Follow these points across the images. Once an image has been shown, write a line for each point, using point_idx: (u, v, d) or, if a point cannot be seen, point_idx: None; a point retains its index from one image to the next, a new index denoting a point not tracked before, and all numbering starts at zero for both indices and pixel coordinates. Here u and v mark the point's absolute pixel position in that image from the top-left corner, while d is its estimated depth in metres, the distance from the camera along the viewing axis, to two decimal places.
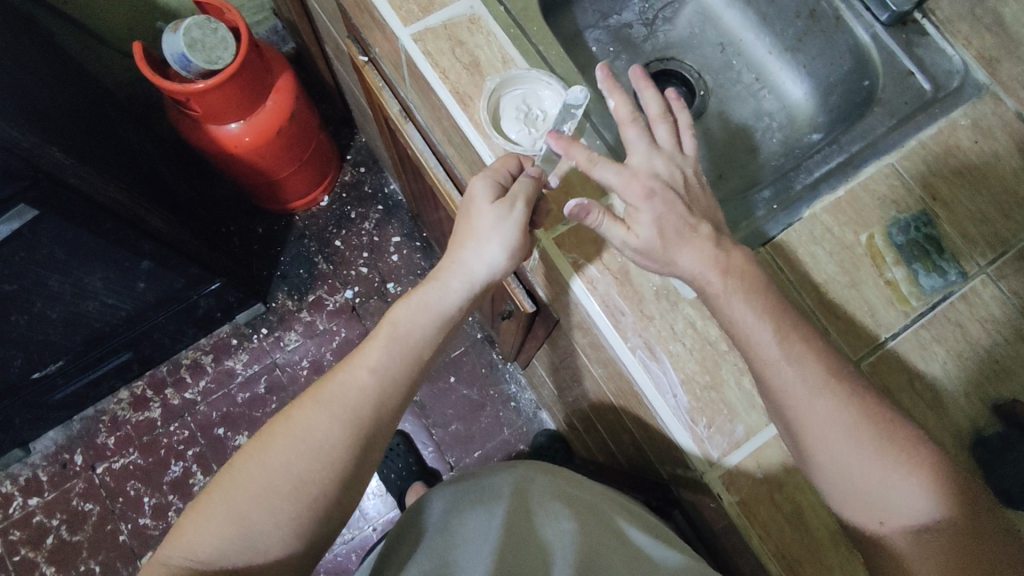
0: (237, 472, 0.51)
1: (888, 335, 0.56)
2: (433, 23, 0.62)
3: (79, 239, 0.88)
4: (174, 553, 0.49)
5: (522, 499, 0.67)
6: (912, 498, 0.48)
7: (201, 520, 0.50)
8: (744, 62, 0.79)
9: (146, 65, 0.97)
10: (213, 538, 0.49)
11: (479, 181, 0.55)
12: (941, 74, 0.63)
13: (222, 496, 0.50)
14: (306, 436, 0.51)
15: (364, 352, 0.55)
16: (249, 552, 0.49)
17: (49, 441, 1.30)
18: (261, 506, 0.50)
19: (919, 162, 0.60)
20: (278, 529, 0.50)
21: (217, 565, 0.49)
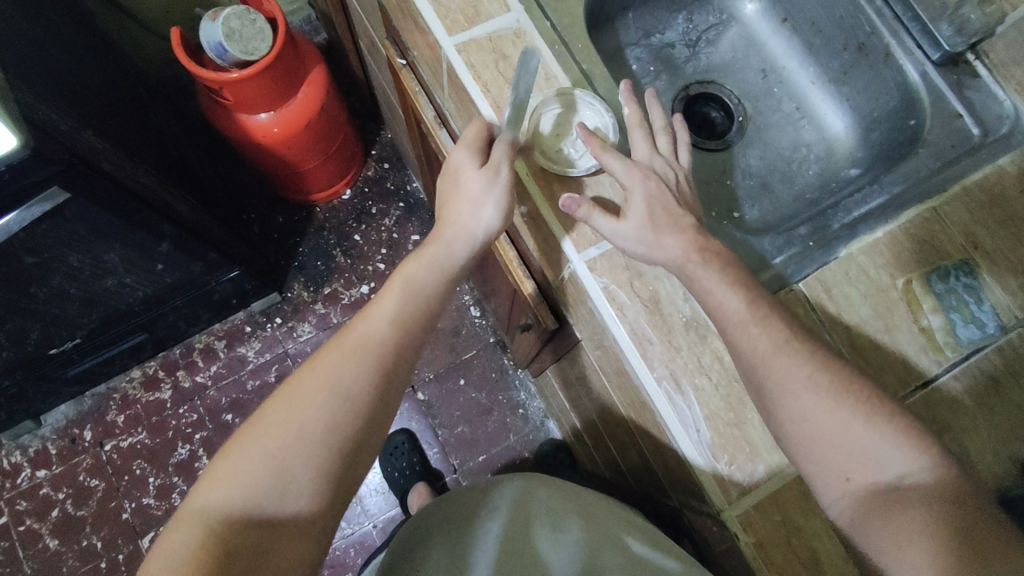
0: (266, 421, 0.50)
1: (937, 372, 0.55)
2: (478, 34, 0.61)
3: (104, 221, 0.88)
4: (210, 503, 0.48)
5: (521, 512, 0.67)
6: (879, 457, 0.47)
7: (232, 467, 0.49)
8: (785, 90, 0.78)
9: (182, 51, 0.98)
10: (247, 485, 0.48)
11: (461, 154, 0.57)
12: (991, 118, 0.61)
13: (253, 443, 0.49)
14: (336, 382, 0.51)
15: (382, 301, 0.56)
16: (283, 499, 0.49)
17: (60, 415, 1.31)
18: (295, 451, 0.49)
19: (962, 209, 0.59)
20: (312, 478, 0.49)
21: (255, 511, 0.48)
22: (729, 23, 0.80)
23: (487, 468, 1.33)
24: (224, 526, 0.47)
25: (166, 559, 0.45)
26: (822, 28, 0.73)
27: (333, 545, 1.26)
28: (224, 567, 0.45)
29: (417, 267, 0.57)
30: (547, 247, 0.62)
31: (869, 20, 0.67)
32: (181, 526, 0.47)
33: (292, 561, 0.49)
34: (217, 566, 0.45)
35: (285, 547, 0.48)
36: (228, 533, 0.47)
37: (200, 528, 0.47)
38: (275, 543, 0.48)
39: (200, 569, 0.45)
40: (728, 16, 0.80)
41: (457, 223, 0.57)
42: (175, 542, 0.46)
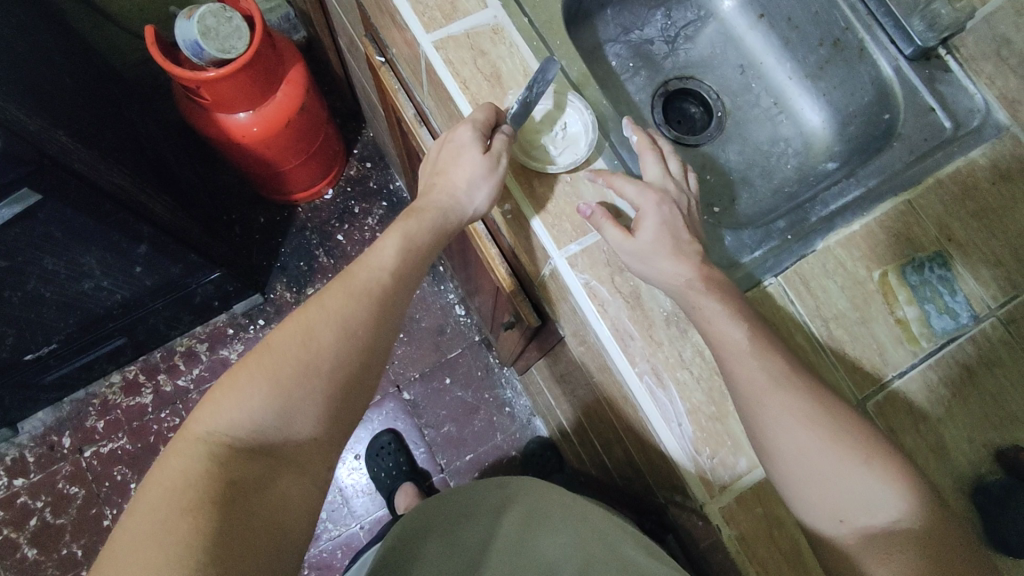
0: (273, 349, 0.48)
1: (894, 374, 0.56)
2: (455, 31, 0.61)
3: (77, 222, 0.87)
4: (211, 426, 0.45)
5: (521, 512, 0.68)
6: (873, 499, 0.46)
7: (236, 391, 0.46)
8: (763, 85, 0.78)
9: (157, 50, 0.96)
10: (251, 413, 0.46)
11: (464, 132, 0.56)
12: (962, 112, 0.63)
13: (256, 370, 0.47)
14: (342, 315, 0.50)
15: (382, 248, 0.55)
16: (286, 432, 0.47)
17: (37, 422, 1.29)
18: (302, 383, 0.47)
19: (935, 201, 0.60)
20: (315, 411, 0.48)
21: (257, 438, 0.46)
22: (707, 19, 0.80)
23: (474, 467, 1.33)
24: (229, 453, 0.44)
25: (166, 484, 0.42)
26: (798, 24, 0.73)
27: (320, 548, 1.25)
28: (232, 495, 0.42)
29: (416, 231, 0.57)
30: (529, 245, 0.62)
31: (843, 16, 0.67)
32: (179, 453, 0.43)
33: (297, 497, 0.46)
34: (225, 494, 0.42)
35: (288, 481, 0.46)
36: (234, 462, 0.44)
37: (204, 453, 0.43)
38: (279, 477, 0.46)
39: (208, 493, 0.42)
40: (706, 12, 0.80)
41: (452, 200, 0.58)
42: (174, 467, 0.43)
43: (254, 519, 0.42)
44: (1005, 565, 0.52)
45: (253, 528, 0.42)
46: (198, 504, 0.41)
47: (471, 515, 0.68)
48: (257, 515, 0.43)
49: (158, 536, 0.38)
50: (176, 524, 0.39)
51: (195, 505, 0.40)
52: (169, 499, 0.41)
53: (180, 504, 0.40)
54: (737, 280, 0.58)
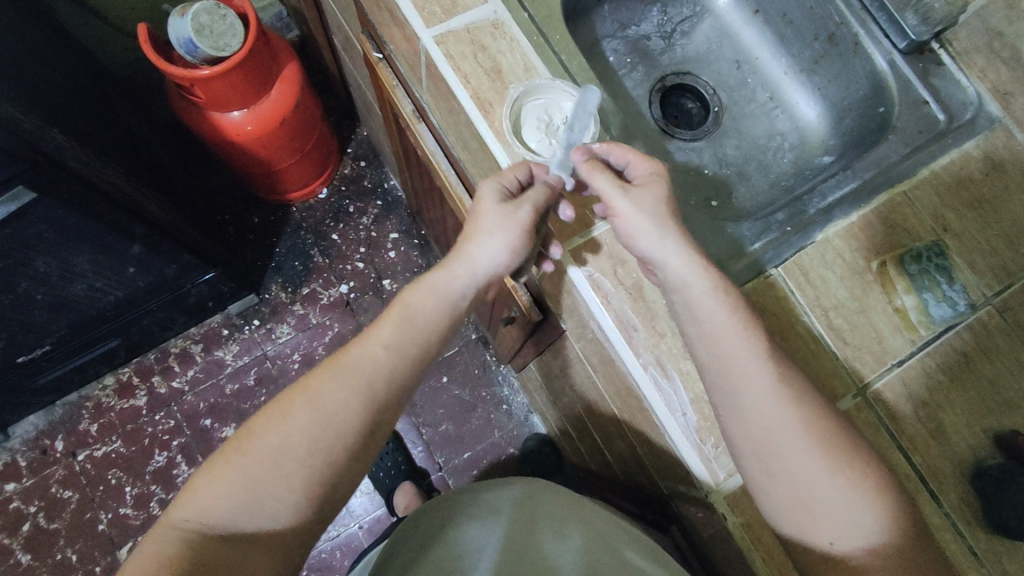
0: (254, 437, 0.49)
1: (894, 361, 0.57)
2: (455, 26, 0.61)
3: (70, 221, 0.86)
4: (187, 514, 0.47)
5: (524, 512, 0.68)
6: (845, 509, 0.48)
7: (210, 483, 0.48)
8: (759, 80, 0.79)
9: (150, 47, 0.95)
10: (223, 506, 0.47)
11: (488, 184, 0.55)
12: (955, 104, 0.63)
13: (233, 460, 0.49)
14: (322, 401, 0.50)
15: (381, 324, 0.54)
16: (258, 523, 0.48)
17: (29, 426, 1.27)
18: (275, 471, 0.48)
19: (931, 192, 0.60)
20: (289, 502, 0.49)
21: (230, 527, 0.47)
22: (703, 15, 0.81)
23: (472, 466, 1.33)
24: (196, 544, 0.46)
25: (136, 572, 0.44)
26: (793, 19, 0.74)
27: (319, 548, 1.24)
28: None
29: (427, 296, 0.54)
30: None
31: (838, 11, 0.68)
32: (155, 540, 0.46)
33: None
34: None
35: (254, 574, 0.47)
36: (200, 554, 0.46)
37: (174, 541, 0.46)
38: (243, 572, 0.46)
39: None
40: (702, 8, 0.80)
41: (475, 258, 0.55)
42: (147, 554, 0.45)
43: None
44: (1004, 547, 0.53)
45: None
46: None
47: (474, 513, 0.68)
48: None
49: None
50: None
51: None
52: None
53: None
54: (739, 271, 0.59)
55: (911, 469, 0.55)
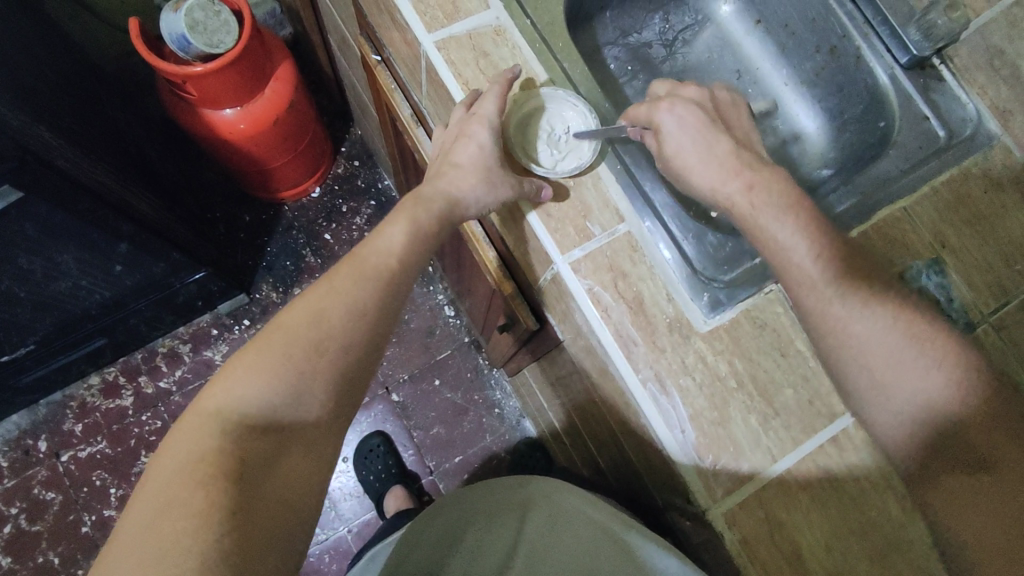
0: (288, 330, 0.49)
1: None
2: (457, 32, 0.60)
3: (56, 219, 0.84)
4: (225, 403, 0.47)
5: (541, 516, 0.69)
6: (926, 383, 0.50)
7: (246, 375, 0.48)
8: (759, 90, 0.79)
9: (141, 43, 0.93)
10: (261, 393, 0.48)
11: (482, 132, 0.56)
12: (955, 121, 0.63)
13: (265, 353, 0.49)
14: (349, 300, 0.51)
15: (389, 235, 0.55)
16: (293, 411, 0.49)
17: (11, 425, 1.25)
18: (312, 364, 0.49)
19: (931, 208, 0.60)
20: (321, 394, 0.50)
21: (266, 417, 0.48)
22: (704, 24, 0.80)
23: (464, 469, 1.32)
24: (242, 430, 0.46)
25: (181, 459, 0.44)
26: (795, 30, 0.74)
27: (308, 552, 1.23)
28: (243, 476, 0.45)
29: (424, 217, 0.56)
30: (529, 249, 0.62)
31: (840, 24, 0.68)
32: (194, 427, 0.46)
33: (297, 470, 0.49)
34: (236, 474, 0.44)
35: (290, 459, 0.49)
36: (244, 443, 0.46)
37: (218, 430, 0.46)
38: (284, 453, 0.48)
39: (221, 471, 0.44)
40: (703, 17, 0.80)
41: (459, 192, 0.56)
42: (190, 441, 0.45)
43: (264, 493, 0.45)
44: None
45: (262, 502, 0.45)
46: (212, 480, 0.43)
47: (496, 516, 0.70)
48: (263, 492, 0.45)
49: (170, 512, 0.41)
50: (189, 500, 0.42)
51: (206, 473, 0.43)
52: (184, 477, 0.43)
53: (195, 482, 0.42)
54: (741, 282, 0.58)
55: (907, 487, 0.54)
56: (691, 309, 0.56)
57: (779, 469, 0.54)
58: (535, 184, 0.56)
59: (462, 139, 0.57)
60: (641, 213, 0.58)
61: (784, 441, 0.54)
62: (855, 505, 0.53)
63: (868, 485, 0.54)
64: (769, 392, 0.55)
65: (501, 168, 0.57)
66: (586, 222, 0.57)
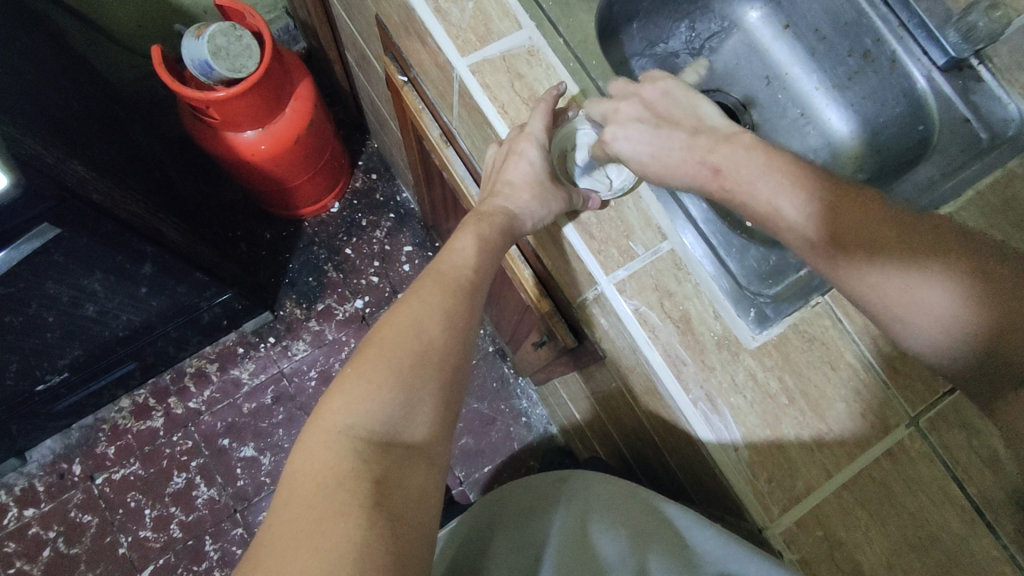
0: (387, 341, 0.47)
1: (946, 390, 0.55)
2: (491, 54, 0.60)
3: (89, 251, 0.84)
4: (344, 422, 0.43)
5: (581, 508, 0.63)
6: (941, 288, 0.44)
7: (362, 387, 0.44)
8: (789, 96, 0.78)
9: (165, 71, 0.94)
10: (380, 407, 0.44)
11: (531, 149, 0.57)
12: (996, 123, 0.61)
13: (375, 363, 0.46)
14: (444, 308, 0.50)
15: (460, 247, 0.55)
16: (410, 425, 0.45)
17: (45, 450, 1.26)
18: (418, 371, 0.46)
19: (975, 214, 0.60)
20: (433, 404, 0.47)
21: (389, 434, 0.44)
22: (731, 30, 0.80)
23: (493, 480, 1.31)
24: (370, 448, 0.43)
25: (312, 483, 0.40)
26: (826, 35, 0.73)
27: None
28: (380, 494, 0.41)
29: (490, 230, 0.57)
30: (569, 268, 0.62)
31: (875, 27, 0.67)
32: (317, 449, 0.42)
33: (426, 488, 0.44)
34: (373, 495, 0.40)
35: (417, 475, 0.44)
36: (375, 458, 0.42)
37: (347, 449, 0.42)
38: (410, 470, 0.44)
39: (357, 493, 0.40)
40: (729, 23, 0.80)
41: (514, 207, 0.57)
42: (319, 462, 0.41)
43: (403, 511, 0.41)
44: None
45: (404, 522, 0.41)
46: (349, 505, 0.39)
47: (535, 512, 0.64)
48: (405, 508, 0.41)
49: (313, 542, 0.37)
50: (334, 526, 0.38)
51: (347, 495, 0.39)
52: (321, 501, 0.39)
53: (334, 506, 0.39)
54: (786, 293, 0.57)
55: (967, 500, 0.53)
56: (739, 326, 0.56)
57: (836, 485, 0.53)
58: (582, 195, 0.57)
59: (512, 157, 0.58)
60: (682, 228, 0.58)
61: (840, 456, 0.53)
62: (915, 521, 0.52)
63: (927, 501, 0.53)
64: (821, 407, 0.54)
65: (551, 182, 0.58)
66: (628, 241, 0.57)
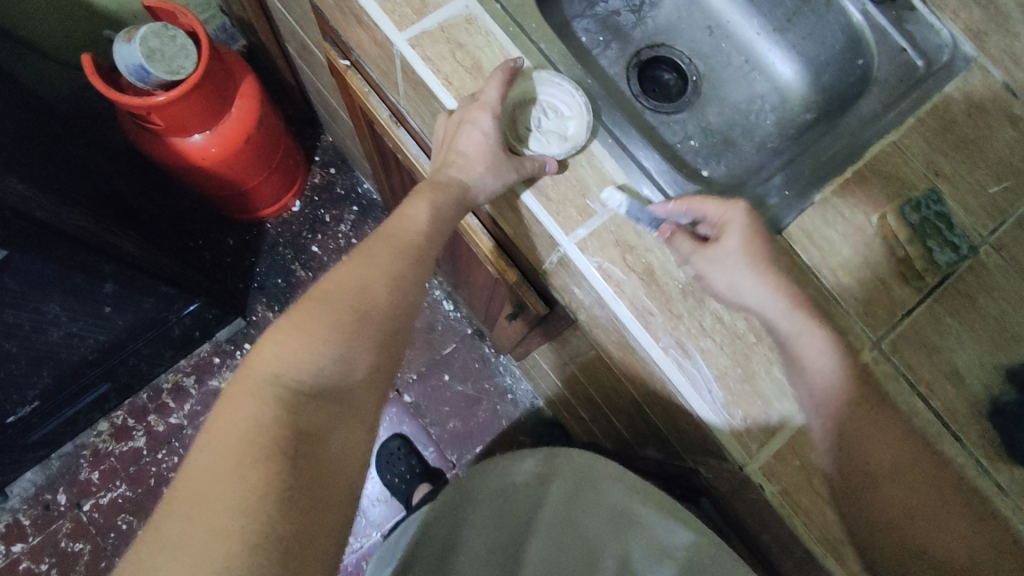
0: (329, 301, 0.49)
1: (903, 312, 0.57)
2: (429, 26, 0.60)
3: (40, 270, 0.82)
4: (275, 369, 0.45)
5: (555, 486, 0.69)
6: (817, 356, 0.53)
7: (297, 339, 0.47)
8: (732, 44, 0.79)
9: (97, 78, 0.90)
10: (317, 359, 0.46)
11: (484, 119, 0.56)
12: (931, 48, 0.63)
13: (317, 318, 0.48)
14: (390, 270, 0.52)
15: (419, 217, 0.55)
16: (342, 381, 0.48)
17: (26, 483, 1.23)
18: (360, 334, 0.49)
19: (919, 139, 0.61)
20: (368, 363, 0.50)
21: (316, 387, 0.46)
22: None
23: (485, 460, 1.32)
24: (296, 398, 0.45)
25: (237, 430, 0.42)
26: None
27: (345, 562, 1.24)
28: (301, 445, 0.44)
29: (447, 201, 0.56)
30: (530, 235, 0.62)
31: None
32: (246, 394, 0.44)
33: (352, 444, 0.48)
34: (297, 444, 0.43)
35: (343, 429, 0.47)
36: (300, 409, 0.45)
37: (272, 398, 0.44)
38: (336, 423, 0.47)
39: (282, 441, 0.43)
40: None
41: (469, 179, 0.56)
42: (242, 408, 0.43)
43: (321, 463, 0.44)
44: None
45: (323, 471, 0.44)
46: (272, 453, 0.42)
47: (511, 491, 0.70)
48: (323, 460, 0.45)
49: (232, 481, 0.40)
50: (254, 468, 0.40)
51: (268, 442, 0.42)
52: (241, 445, 0.41)
53: (257, 450, 0.41)
54: None
55: (932, 415, 0.55)
56: None
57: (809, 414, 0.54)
58: (538, 161, 0.57)
59: (465, 128, 0.57)
60: (638, 182, 0.59)
61: None
62: None
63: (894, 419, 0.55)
64: None
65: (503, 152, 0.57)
66: (586, 200, 0.58)
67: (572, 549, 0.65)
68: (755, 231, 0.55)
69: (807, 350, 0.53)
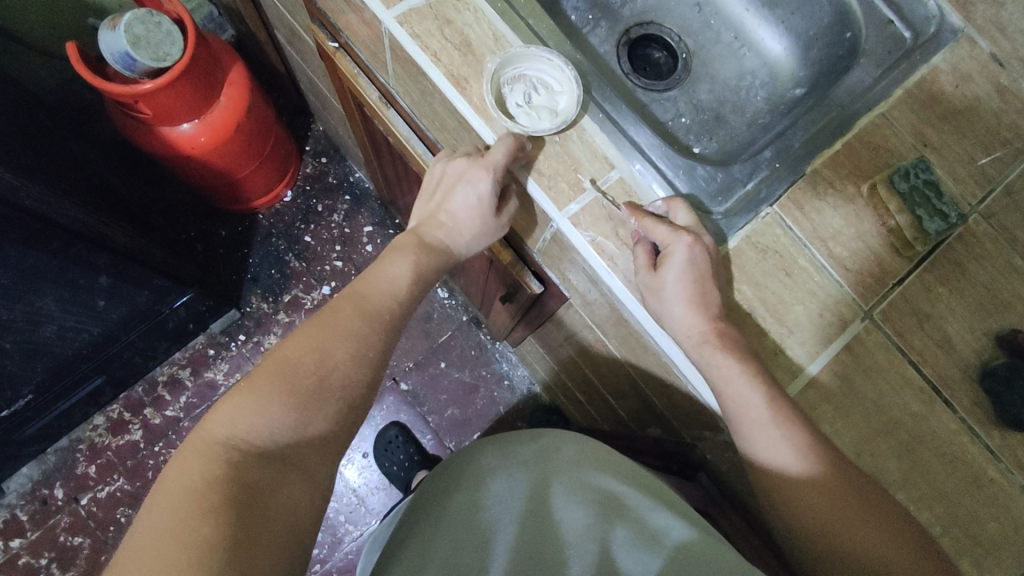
0: (283, 364, 0.51)
1: (895, 281, 0.57)
2: (417, 3, 0.59)
3: (32, 263, 0.81)
4: (220, 433, 0.48)
5: (544, 471, 0.67)
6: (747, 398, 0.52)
7: (248, 402, 0.49)
8: (721, 21, 0.79)
9: (83, 67, 0.89)
10: (266, 422, 0.49)
11: (481, 180, 0.56)
12: (918, 20, 0.63)
13: (267, 380, 0.50)
14: (352, 331, 0.55)
15: None
16: (292, 442, 0.50)
17: (23, 478, 1.23)
18: (314, 396, 0.51)
19: (907, 110, 0.61)
20: (322, 422, 0.52)
21: (264, 449, 0.48)
22: None
23: None
24: (244, 459, 0.47)
25: (183, 489, 0.44)
26: None
27: (345, 550, 1.24)
28: (244, 504, 0.45)
29: None
30: (524, 213, 0.63)
31: None
32: (193, 457, 0.46)
33: (300, 499, 0.49)
34: (239, 503, 0.45)
35: (292, 488, 0.49)
36: (246, 470, 0.47)
37: (219, 461, 0.46)
38: (284, 483, 0.48)
39: (224, 501, 0.44)
40: None
41: (457, 234, 0.62)
42: (189, 471, 0.45)
43: (265, 522, 0.45)
44: (1016, 441, 0.55)
45: (266, 528, 0.45)
46: (215, 511, 0.43)
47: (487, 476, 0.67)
48: (267, 520, 0.46)
49: (173, 540, 0.41)
50: (195, 526, 0.42)
51: (209, 502, 0.44)
52: (185, 504, 0.43)
53: (197, 509, 0.43)
54: (742, 207, 0.58)
55: (923, 381, 0.56)
56: None
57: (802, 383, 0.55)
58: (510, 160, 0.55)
59: (463, 184, 0.58)
60: (631, 156, 0.59)
61: (803, 356, 0.55)
62: (878, 407, 0.55)
63: (886, 387, 0.55)
64: (781, 312, 0.56)
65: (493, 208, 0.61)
66: (577, 174, 0.58)
67: (550, 534, 0.63)
68: (697, 268, 0.53)
69: (740, 390, 0.52)
